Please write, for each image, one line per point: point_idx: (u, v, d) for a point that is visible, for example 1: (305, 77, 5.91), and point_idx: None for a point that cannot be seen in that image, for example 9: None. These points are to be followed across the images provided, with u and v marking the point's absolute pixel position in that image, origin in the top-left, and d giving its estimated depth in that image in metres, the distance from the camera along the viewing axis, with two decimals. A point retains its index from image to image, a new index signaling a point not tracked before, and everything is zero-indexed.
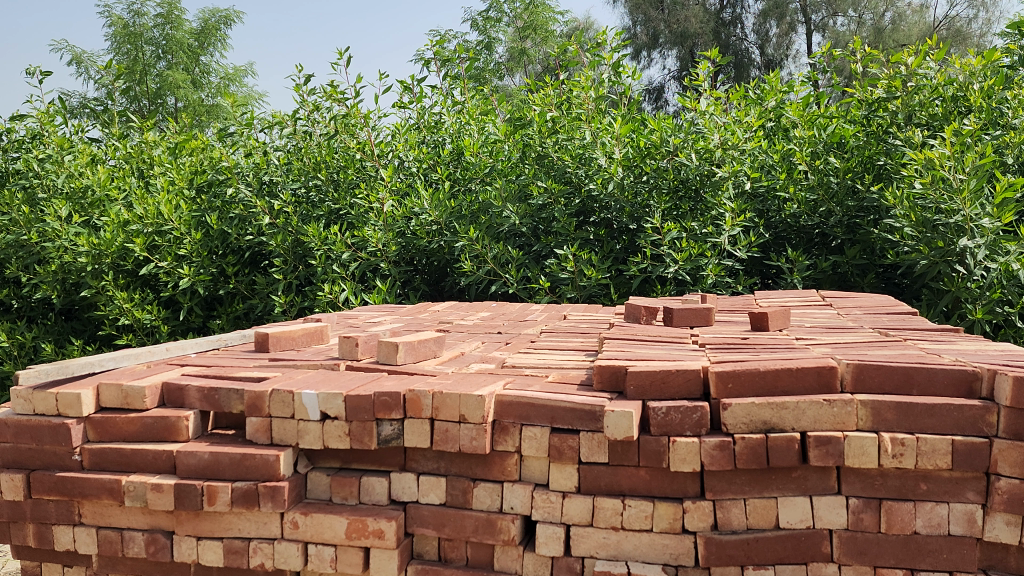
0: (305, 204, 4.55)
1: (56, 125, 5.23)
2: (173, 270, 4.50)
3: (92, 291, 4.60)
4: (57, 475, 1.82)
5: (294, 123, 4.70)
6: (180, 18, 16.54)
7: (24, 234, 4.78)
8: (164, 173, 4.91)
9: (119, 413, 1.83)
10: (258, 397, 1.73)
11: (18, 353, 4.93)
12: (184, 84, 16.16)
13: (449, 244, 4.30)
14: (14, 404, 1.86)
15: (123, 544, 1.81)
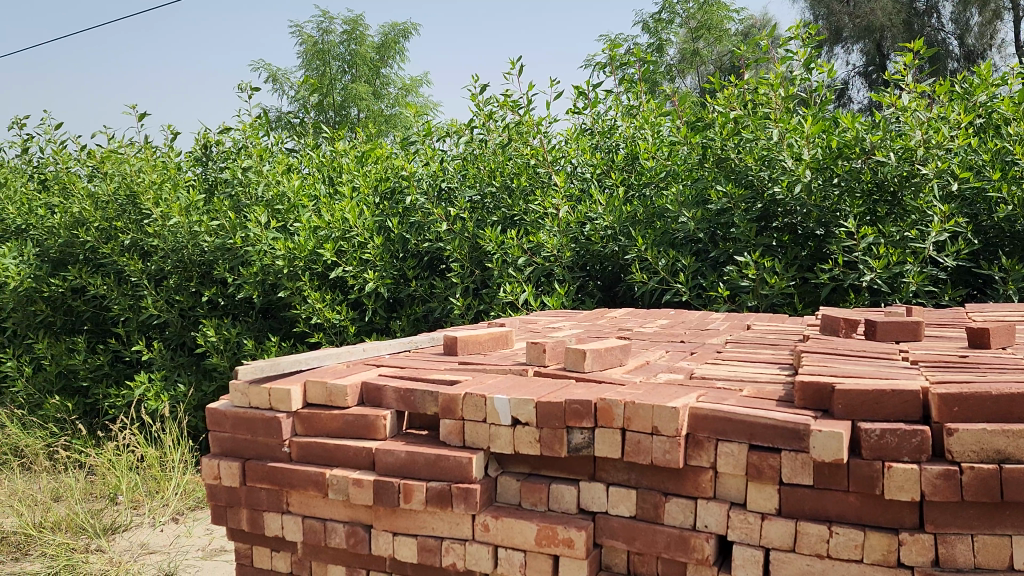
0: (481, 210, 4.66)
1: (259, 137, 5.71)
2: (359, 274, 4.75)
3: (287, 292, 4.91)
4: (269, 465, 1.95)
5: (470, 132, 4.85)
6: (363, 34, 17.57)
7: (230, 238, 5.20)
8: (352, 181, 5.21)
9: (324, 410, 1.93)
10: (452, 400, 1.77)
11: (224, 348, 5.38)
12: (367, 96, 17.17)
13: (622, 250, 4.25)
14: (232, 396, 2.01)
15: (326, 534, 1.91)
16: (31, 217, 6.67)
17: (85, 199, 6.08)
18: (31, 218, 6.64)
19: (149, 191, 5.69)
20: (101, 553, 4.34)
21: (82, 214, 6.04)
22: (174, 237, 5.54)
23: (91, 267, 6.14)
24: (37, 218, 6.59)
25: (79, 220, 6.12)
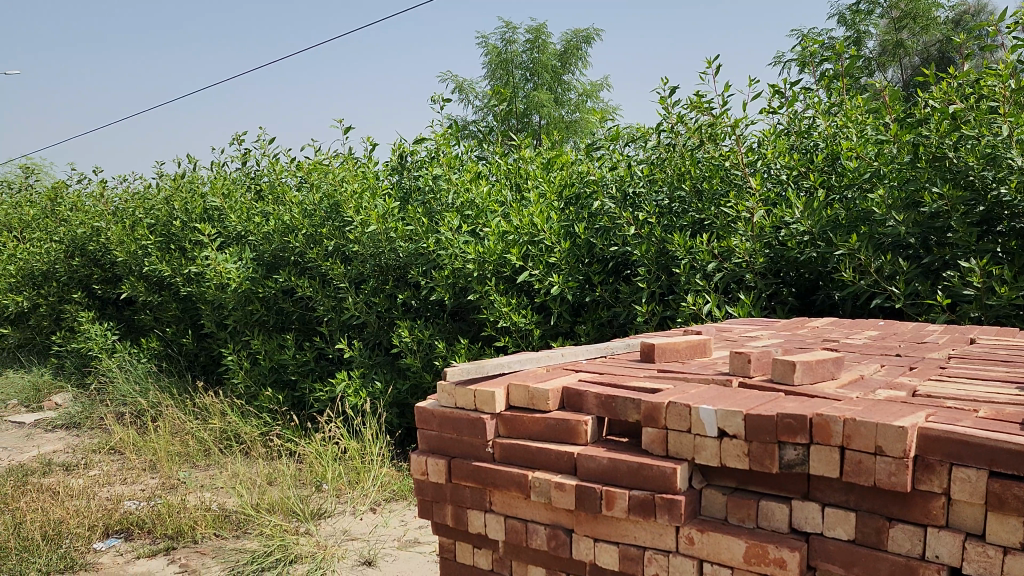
0: (670, 215, 4.58)
1: (451, 146, 5.97)
2: (545, 278, 4.82)
3: (477, 295, 5.06)
4: (474, 464, 2.02)
5: (657, 136, 4.76)
6: (546, 42, 17.91)
7: (424, 243, 5.46)
8: (538, 186, 5.29)
9: (525, 412, 1.97)
10: (656, 408, 1.75)
11: (417, 348, 5.62)
12: (548, 103, 17.43)
13: (822, 255, 4.02)
14: (440, 396, 2.10)
15: (528, 535, 1.95)
16: (249, 224, 7.34)
17: (296, 208, 6.60)
18: (250, 226, 7.30)
19: (351, 199, 6.08)
20: (309, 536, 4.69)
21: (293, 222, 6.56)
22: (373, 242, 5.88)
23: (299, 270, 6.64)
24: (254, 225, 7.24)
25: (290, 227, 6.65)
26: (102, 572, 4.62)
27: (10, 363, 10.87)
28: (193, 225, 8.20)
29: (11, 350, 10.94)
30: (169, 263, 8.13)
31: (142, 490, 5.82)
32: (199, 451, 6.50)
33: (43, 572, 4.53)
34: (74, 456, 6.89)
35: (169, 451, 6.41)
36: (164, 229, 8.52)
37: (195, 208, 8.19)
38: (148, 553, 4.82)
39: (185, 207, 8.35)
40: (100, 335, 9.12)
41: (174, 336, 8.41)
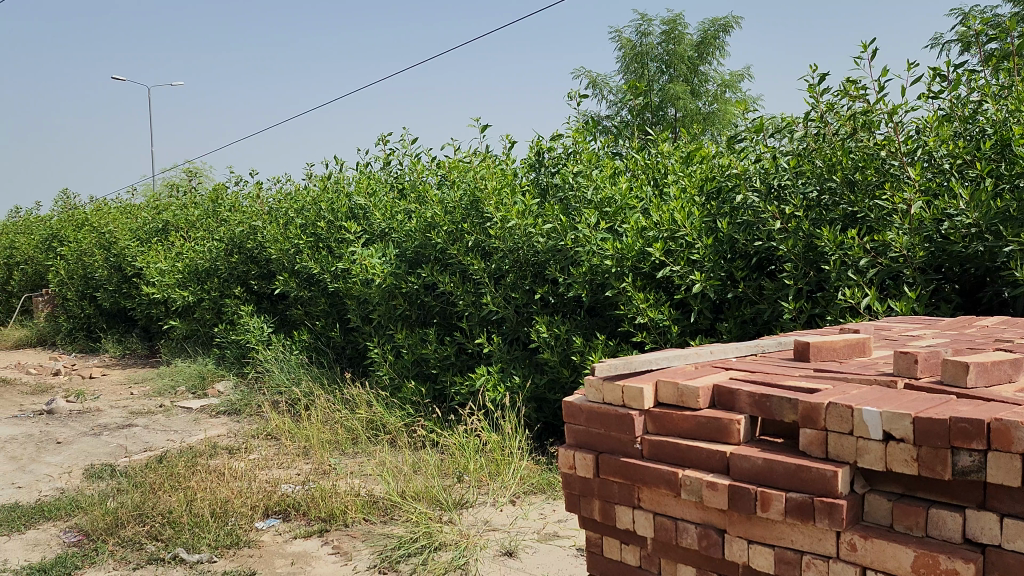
0: (819, 208, 4.38)
1: (588, 141, 5.97)
2: (686, 274, 4.74)
3: (614, 291, 5.03)
4: (622, 460, 2.03)
5: (805, 126, 4.57)
6: (682, 33, 17.59)
7: (562, 239, 5.49)
8: (677, 181, 5.21)
9: (675, 410, 1.95)
10: (815, 408, 1.69)
11: (555, 343, 5.65)
12: (684, 95, 17.08)
13: (990, 249, 3.75)
14: (588, 391, 2.12)
15: (678, 533, 1.93)
16: (393, 222, 7.63)
17: (437, 206, 6.79)
18: (393, 224, 7.58)
19: (491, 197, 6.19)
20: (452, 525, 4.84)
21: (434, 219, 6.75)
22: (512, 238, 5.96)
23: (440, 265, 6.82)
24: (398, 223, 7.52)
25: (431, 224, 6.85)
26: (263, 549, 4.94)
27: (178, 352, 11.78)
28: (340, 224, 8.60)
29: (179, 341, 11.84)
30: (319, 260, 8.55)
31: (297, 474, 6.17)
32: (348, 439, 6.81)
33: (212, 546, 4.92)
34: (236, 440, 7.38)
35: (320, 438, 6.75)
36: (313, 228, 8.99)
37: (343, 208, 8.58)
38: (304, 533, 5.11)
39: (333, 207, 8.77)
40: (257, 328, 9.72)
41: (323, 329, 8.85)
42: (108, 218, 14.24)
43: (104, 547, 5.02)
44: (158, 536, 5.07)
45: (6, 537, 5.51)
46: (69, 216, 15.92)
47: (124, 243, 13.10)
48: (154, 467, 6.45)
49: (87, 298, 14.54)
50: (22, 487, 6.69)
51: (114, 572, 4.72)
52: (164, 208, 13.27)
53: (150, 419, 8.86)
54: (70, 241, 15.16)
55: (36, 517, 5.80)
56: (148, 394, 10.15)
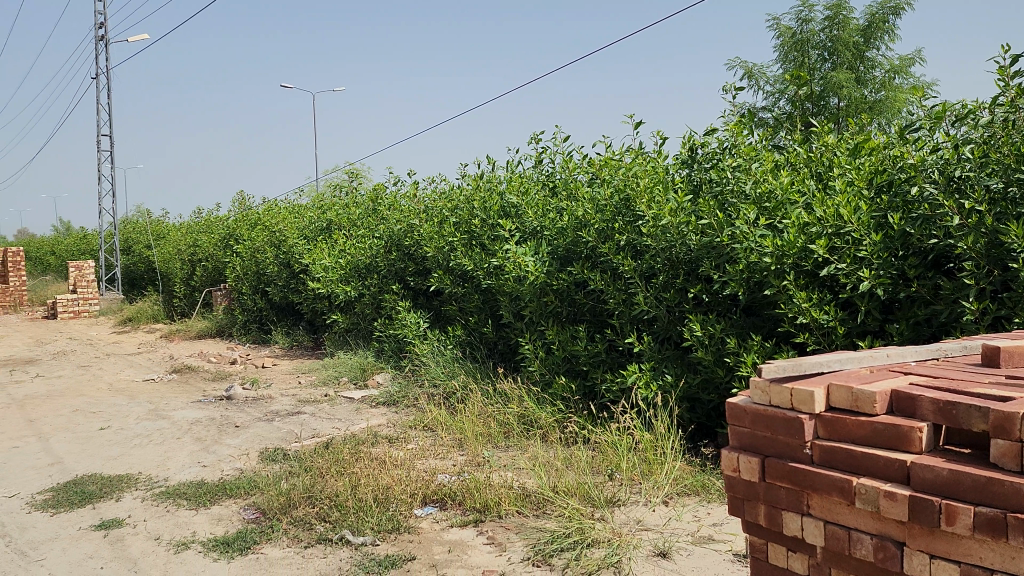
0: (1004, 201, 4.04)
1: (747, 135, 5.78)
2: (852, 272, 4.51)
3: (774, 290, 4.85)
4: (790, 465, 1.97)
5: (991, 112, 4.22)
6: (847, 17, 16.72)
7: (718, 236, 5.35)
8: (844, 174, 4.96)
9: (848, 415, 1.87)
10: (1009, 418, 1.57)
11: (709, 343, 5.53)
12: (848, 83, 16.17)
13: None
14: (753, 394, 2.07)
15: (851, 543, 1.86)
16: (545, 220, 7.70)
17: (589, 204, 6.80)
18: (545, 222, 7.65)
19: (644, 194, 6.13)
20: (604, 522, 4.84)
21: (586, 217, 6.75)
22: (665, 236, 5.86)
23: (591, 263, 6.82)
24: (550, 221, 7.58)
25: (583, 221, 6.85)
26: (422, 536, 5.14)
27: (341, 345, 12.42)
28: (493, 223, 8.79)
29: (341, 333, 12.47)
30: (472, 258, 8.76)
31: (452, 465, 6.36)
32: (500, 433, 6.95)
33: (376, 530, 5.17)
34: (395, 429, 7.69)
35: (474, 431, 6.93)
36: (467, 227, 9.22)
37: (495, 206, 8.75)
38: (460, 523, 5.26)
39: (486, 206, 8.96)
40: (414, 323, 10.11)
41: (476, 325, 9.06)
42: (278, 217, 15.21)
43: (279, 525, 5.39)
44: (327, 518, 5.38)
45: (194, 511, 6.02)
46: (244, 216, 17.13)
47: (292, 240, 13.94)
48: (321, 452, 6.84)
49: (260, 293, 15.59)
50: (206, 466, 7.28)
51: (288, 549, 5.06)
52: (328, 207, 14.01)
53: (316, 407, 9.40)
54: (245, 239, 16.31)
55: (219, 494, 6.30)
56: (314, 384, 10.76)
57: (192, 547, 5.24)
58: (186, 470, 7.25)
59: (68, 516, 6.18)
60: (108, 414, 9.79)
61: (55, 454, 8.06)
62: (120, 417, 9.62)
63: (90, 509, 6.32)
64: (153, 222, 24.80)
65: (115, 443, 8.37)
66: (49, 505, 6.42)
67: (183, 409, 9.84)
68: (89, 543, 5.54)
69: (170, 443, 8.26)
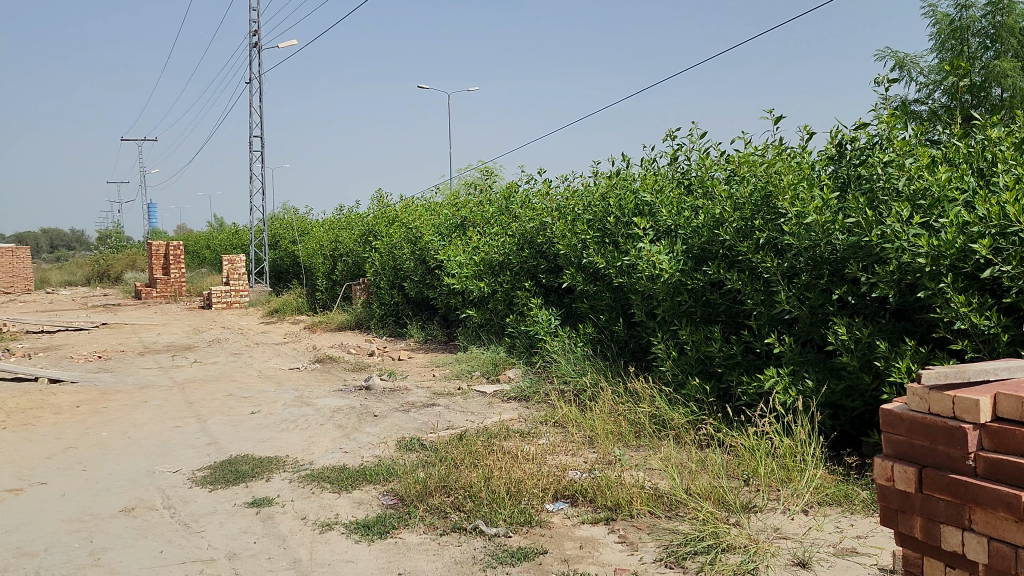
0: None
1: (900, 129, 5.48)
2: (1018, 275, 4.23)
3: (929, 293, 4.61)
4: (951, 477, 2.01)
5: None
6: (1014, 2, 15.55)
7: (866, 236, 5.11)
8: (1010, 170, 4.63)
9: (1016, 426, 1.91)
10: None
11: (855, 347, 5.29)
12: (1013, 72, 14.99)
13: None
14: (911, 402, 2.13)
15: (1016, 562, 1.88)
16: (680, 218, 7.58)
17: (727, 201, 6.62)
18: (680, 220, 7.52)
19: (787, 191, 5.91)
20: (740, 528, 4.74)
21: (723, 215, 6.58)
22: (808, 234, 5.62)
23: (728, 262, 6.66)
24: (685, 219, 7.44)
25: (720, 220, 6.69)
26: (554, 530, 5.19)
27: (474, 340, 12.67)
28: (627, 221, 8.74)
29: (474, 329, 12.73)
30: (605, 255, 8.73)
31: (583, 462, 6.38)
32: (632, 432, 6.91)
33: (509, 522, 5.26)
34: (526, 425, 7.78)
35: (605, 428, 6.92)
36: (600, 224, 9.21)
37: (630, 203, 8.68)
38: (591, 520, 5.27)
39: (620, 203, 8.90)
40: (545, 320, 10.19)
41: (607, 323, 9.04)
42: (415, 215, 15.70)
43: (416, 512, 5.59)
44: (461, 508, 5.53)
45: (337, 494, 6.33)
46: (383, 213, 17.79)
47: (428, 237, 14.35)
48: (456, 444, 7.03)
49: (396, 287, 16.14)
50: (347, 452, 7.63)
51: (424, 536, 5.24)
52: (462, 205, 14.33)
53: (450, 400, 9.65)
54: (384, 236, 16.92)
55: (360, 479, 6.59)
56: (448, 377, 11.05)
57: (335, 528, 5.51)
58: (329, 454, 7.63)
59: (224, 493, 6.63)
60: (259, 399, 10.43)
61: (212, 435, 8.66)
62: (269, 402, 10.21)
63: (244, 487, 6.76)
64: (298, 220, 26.13)
65: (264, 427, 8.90)
66: (207, 481, 6.91)
67: (326, 397, 10.35)
68: (243, 519, 5.92)
69: (314, 429, 8.70)
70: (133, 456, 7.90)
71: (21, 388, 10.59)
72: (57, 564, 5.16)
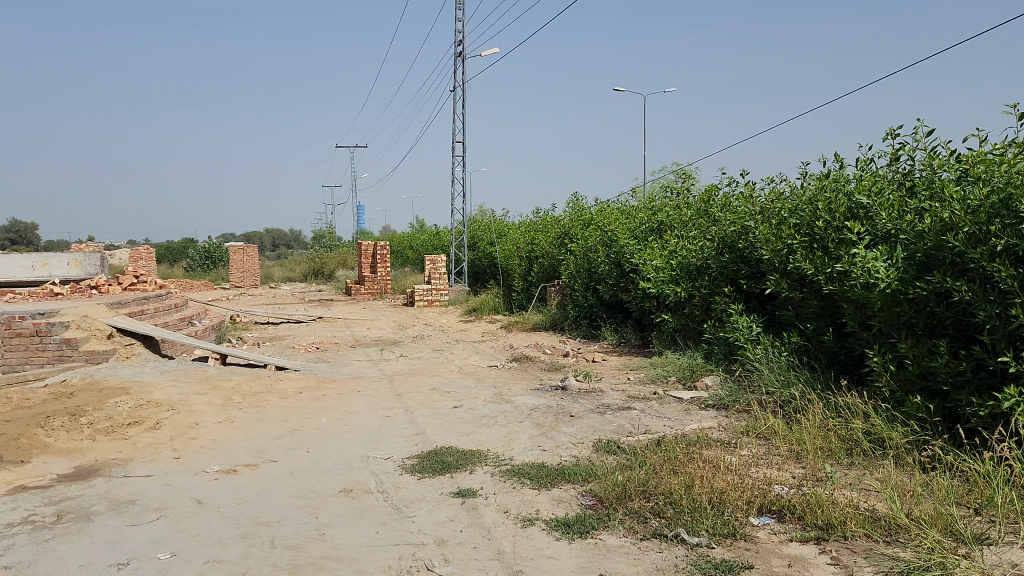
0: None
1: None
2: None
3: None
4: None
5: None
6: None
7: None
8: None
9: None
10: None
11: None
12: None
13: None
14: None
15: None
16: (901, 222, 7.03)
17: (957, 204, 6.03)
18: (901, 224, 6.97)
19: None
20: (971, 561, 4.35)
21: (953, 220, 5.98)
22: None
23: (957, 271, 6.10)
24: (907, 223, 6.89)
25: (948, 225, 6.09)
26: (759, 545, 5.01)
27: (669, 345, 12.49)
28: (839, 225, 8.23)
29: (670, 333, 12.54)
30: (814, 261, 8.29)
31: (790, 476, 6.11)
32: (843, 449, 6.53)
33: (711, 533, 5.14)
34: (727, 434, 7.56)
35: (815, 444, 6.58)
36: (808, 228, 8.73)
37: (842, 207, 8.16)
38: (800, 538, 5.04)
39: (831, 207, 8.40)
40: (746, 327, 9.83)
41: (814, 332, 8.61)
42: (610, 218, 15.74)
43: (616, 515, 5.60)
44: (661, 514, 5.47)
45: (537, 491, 6.48)
46: (579, 216, 17.99)
47: (624, 240, 14.31)
48: (654, 449, 6.97)
49: (591, 290, 16.22)
50: (546, 450, 7.79)
51: (625, 539, 5.24)
52: (659, 208, 14.18)
53: (646, 404, 9.58)
54: (580, 238, 17.09)
55: (559, 478, 6.71)
56: (643, 381, 10.95)
57: (536, 524, 5.65)
58: (529, 451, 7.82)
59: (432, 481, 6.99)
60: (460, 394, 10.89)
61: (419, 426, 9.14)
62: (470, 397, 10.63)
63: (449, 477, 7.09)
64: (496, 222, 27.00)
65: (467, 421, 9.28)
66: (416, 470, 7.31)
67: (524, 395, 10.62)
68: (450, 508, 6.21)
69: (513, 425, 8.96)
70: (349, 442, 8.51)
71: (253, 373, 11.70)
72: (288, 535, 5.66)
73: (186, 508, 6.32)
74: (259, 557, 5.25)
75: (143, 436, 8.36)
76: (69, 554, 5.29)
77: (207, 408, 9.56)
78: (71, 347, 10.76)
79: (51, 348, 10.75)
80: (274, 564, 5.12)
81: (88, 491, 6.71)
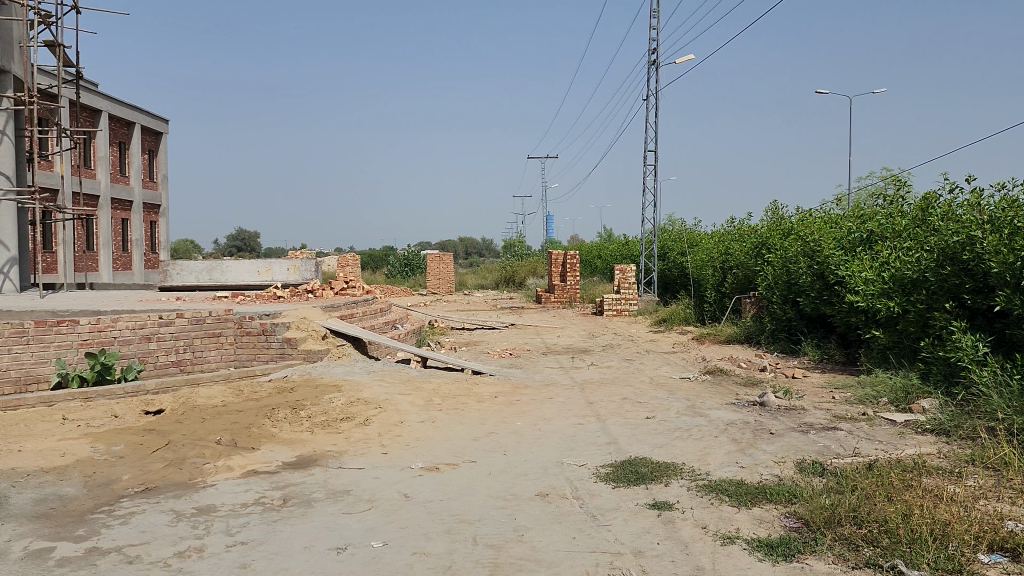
0: None
1: None
2: None
3: None
4: None
5: None
6: None
7: None
8: None
9: None
10: None
11: None
12: None
13: None
14: None
15: None
16: None
17: None
18: None
19: None
20: None
21: None
22: None
23: None
24: None
25: None
26: None
27: (880, 363, 11.70)
28: None
29: (881, 350, 11.73)
30: None
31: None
32: None
33: (933, 567, 4.73)
34: (949, 461, 6.96)
35: None
36: None
37: None
38: None
39: None
40: (971, 346, 8.98)
41: None
42: (813, 227, 14.98)
43: (825, 540, 5.32)
44: (875, 543, 5.15)
45: (736, 509, 6.29)
46: (778, 226, 17.26)
47: (829, 251, 13.56)
48: (865, 473, 6.55)
49: (790, 302, 15.52)
50: (744, 467, 7.54)
51: (834, 566, 4.98)
52: (868, 217, 13.31)
53: (853, 425, 9.02)
54: (778, 248, 16.41)
55: (760, 497, 6.47)
56: (851, 401, 10.31)
57: (737, 543, 5.48)
58: (726, 467, 7.62)
59: (626, 491, 6.99)
60: (654, 405, 10.78)
61: (612, 435, 9.15)
62: (663, 409, 10.51)
63: (644, 488, 7.05)
64: (688, 232, 26.50)
65: (660, 433, 9.18)
66: (611, 479, 7.33)
67: (720, 409, 10.34)
68: (646, 519, 6.18)
69: (709, 440, 8.75)
70: (544, 447, 8.68)
71: (452, 376, 12.21)
72: (489, 534, 5.87)
73: (395, 501, 6.72)
74: (463, 553, 5.49)
75: (355, 432, 8.98)
76: (294, 536, 5.78)
77: (411, 407, 10.11)
78: (292, 347, 11.73)
79: (275, 346, 11.77)
80: (478, 561, 5.33)
81: (310, 479, 7.30)
